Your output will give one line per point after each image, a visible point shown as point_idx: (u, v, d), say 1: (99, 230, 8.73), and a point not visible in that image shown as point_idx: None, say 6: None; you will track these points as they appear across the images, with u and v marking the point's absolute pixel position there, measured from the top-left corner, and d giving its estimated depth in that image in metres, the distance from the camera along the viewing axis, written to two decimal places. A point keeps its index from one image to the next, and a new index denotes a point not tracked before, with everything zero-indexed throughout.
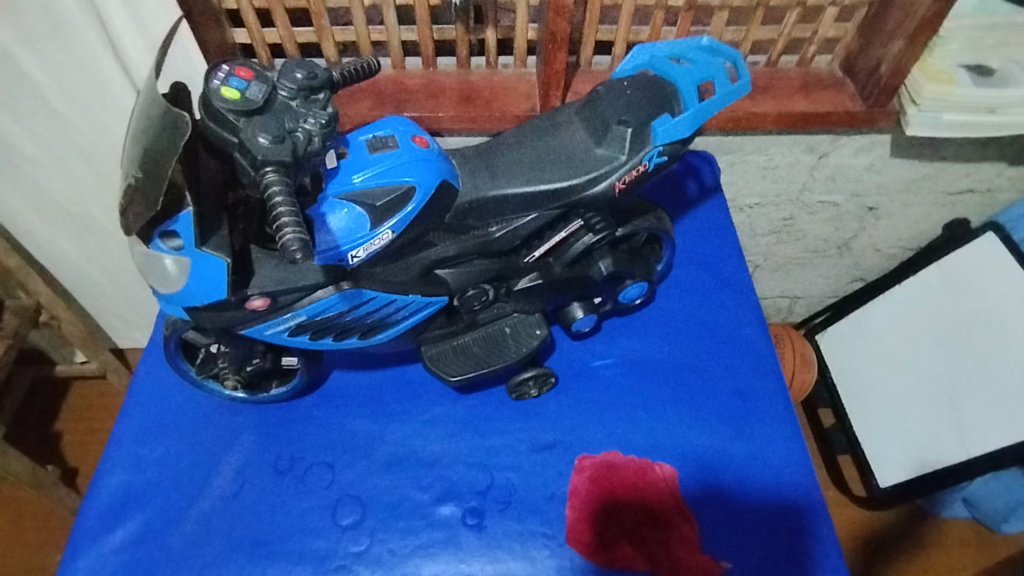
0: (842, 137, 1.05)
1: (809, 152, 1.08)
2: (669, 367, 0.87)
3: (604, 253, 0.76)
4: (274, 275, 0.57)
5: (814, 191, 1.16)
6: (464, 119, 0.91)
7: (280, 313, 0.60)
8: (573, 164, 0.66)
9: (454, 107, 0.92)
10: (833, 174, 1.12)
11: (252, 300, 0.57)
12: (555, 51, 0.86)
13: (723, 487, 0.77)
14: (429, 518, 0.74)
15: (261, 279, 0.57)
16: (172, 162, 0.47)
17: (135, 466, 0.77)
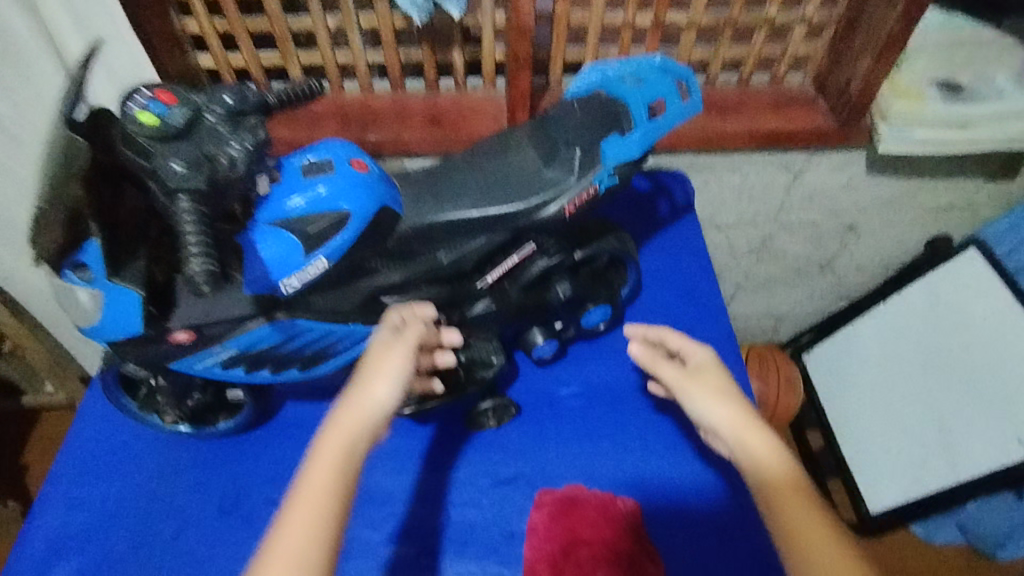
0: (818, 154, 1.02)
1: (784, 170, 1.05)
2: (637, 392, 0.83)
3: (562, 275, 0.73)
4: (199, 307, 0.55)
5: (791, 209, 1.14)
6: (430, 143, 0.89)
7: (210, 346, 0.57)
8: (522, 186, 0.64)
9: (420, 130, 0.90)
10: (810, 193, 1.10)
11: (176, 334, 0.54)
12: (519, 70, 0.84)
13: (693, 522, 0.73)
14: (379, 559, 0.71)
15: (185, 312, 0.54)
16: (67, 184, 0.47)
17: (74, 507, 0.73)
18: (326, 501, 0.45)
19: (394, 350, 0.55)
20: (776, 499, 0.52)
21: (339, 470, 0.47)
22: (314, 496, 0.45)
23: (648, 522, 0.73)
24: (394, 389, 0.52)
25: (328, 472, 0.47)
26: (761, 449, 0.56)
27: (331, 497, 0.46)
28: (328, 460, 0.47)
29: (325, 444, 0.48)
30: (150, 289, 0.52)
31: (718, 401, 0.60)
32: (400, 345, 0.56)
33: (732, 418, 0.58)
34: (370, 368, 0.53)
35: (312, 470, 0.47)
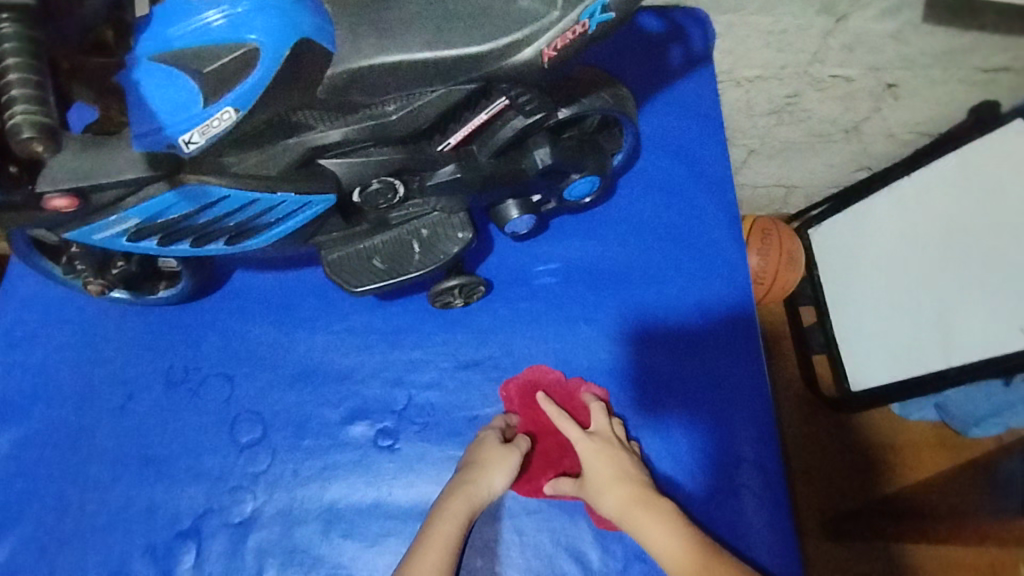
0: None
1: (823, 14, 0.78)
2: (619, 272, 0.76)
3: (541, 140, 0.62)
4: (75, 165, 0.45)
5: (826, 61, 0.87)
6: None
7: (104, 214, 0.48)
8: (490, 20, 0.49)
9: None
10: (851, 42, 0.82)
11: (52, 199, 0.45)
12: None
13: (669, 413, 0.71)
14: (336, 438, 0.68)
15: (55, 172, 0.44)
16: None
17: (8, 374, 0.69)
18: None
19: (504, 457, 0.64)
20: (652, 538, 0.60)
21: (447, 545, 0.60)
22: (433, 551, 0.60)
23: (618, 411, 0.70)
24: (505, 472, 0.64)
25: (447, 544, 0.60)
26: (658, 530, 0.60)
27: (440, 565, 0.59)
28: (462, 497, 0.62)
29: (449, 507, 0.62)
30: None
31: (619, 493, 0.63)
32: (508, 460, 0.64)
33: (626, 501, 0.62)
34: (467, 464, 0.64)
35: (438, 528, 0.61)
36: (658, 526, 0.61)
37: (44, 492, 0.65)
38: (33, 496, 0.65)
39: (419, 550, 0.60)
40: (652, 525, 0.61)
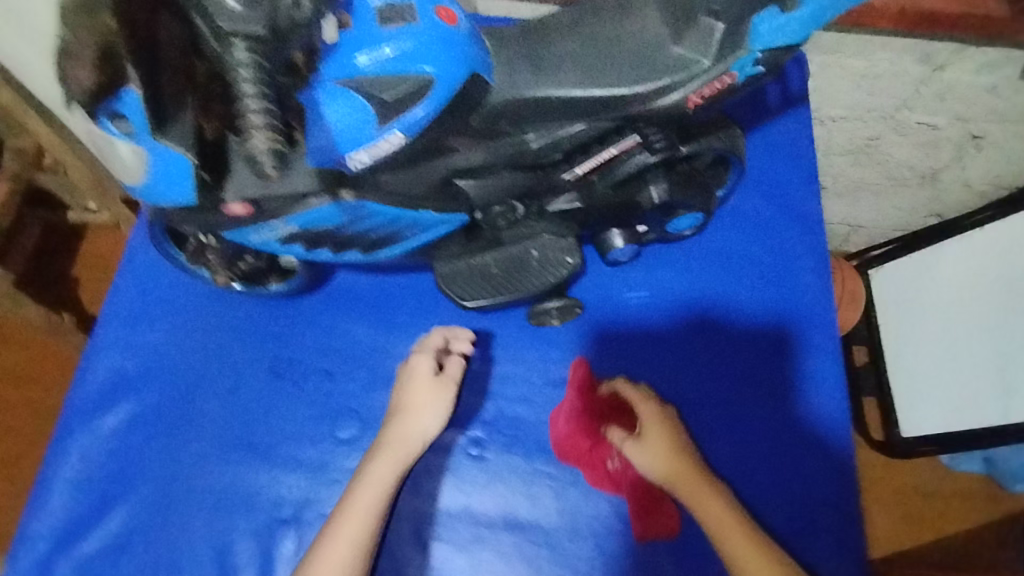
0: (969, 47, 0.82)
1: (920, 62, 0.86)
2: (706, 307, 0.77)
3: (658, 176, 0.63)
4: (257, 177, 0.48)
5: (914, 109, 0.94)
6: None
7: (268, 220, 0.51)
8: (641, 63, 0.51)
9: None
10: (943, 91, 0.89)
11: (231, 205, 0.48)
12: None
13: (753, 450, 0.72)
14: (429, 442, 0.71)
15: (239, 181, 0.47)
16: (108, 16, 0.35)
17: (126, 352, 0.73)
18: (363, 531, 0.62)
19: (426, 392, 0.67)
20: (711, 515, 0.63)
21: (379, 493, 0.63)
22: (362, 502, 0.63)
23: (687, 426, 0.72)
24: (428, 415, 0.67)
25: (376, 492, 0.63)
26: (713, 505, 0.63)
27: (370, 517, 0.62)
28: (388, 446, 0.66)
29: (384, 459, 0.65)
30: (199, 154, 0.44)
31: (676, 464, 0.65)
32: (426, 395, 0.67)
33: (675, 472, 0.65)
34: (397, 400, 0.67)
35: (369, 473, 0.64)
36: (719, 503, 0.63)
37: (154, 467, 0.69)
38: (145, 469, 0.69)
39: (349, 499, 0.63)
40: (712, 498, 0.63)
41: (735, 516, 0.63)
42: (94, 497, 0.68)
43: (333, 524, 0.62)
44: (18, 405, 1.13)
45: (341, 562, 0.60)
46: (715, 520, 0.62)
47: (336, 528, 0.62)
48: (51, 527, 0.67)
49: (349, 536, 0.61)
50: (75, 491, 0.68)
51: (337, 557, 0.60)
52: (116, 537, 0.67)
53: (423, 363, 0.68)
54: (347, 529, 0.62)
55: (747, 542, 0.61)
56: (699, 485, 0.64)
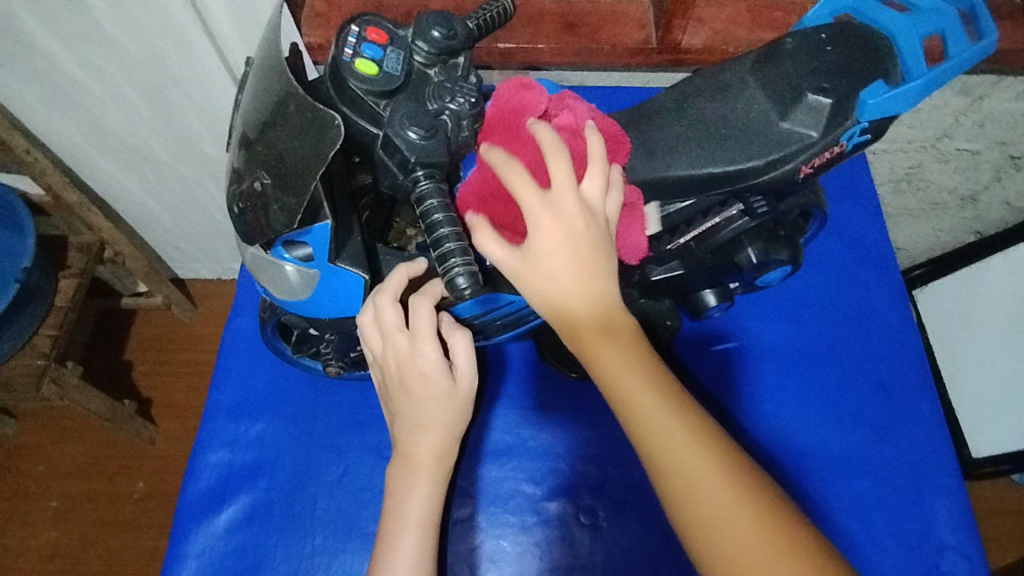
0: (1009, 77, 0.79)
1: (963, 95, 0.82)
2: (798, 354, 0.77)
3: (754, 237, 0.65)
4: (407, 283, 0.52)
5: (956, 137, 0.89)
6: (567, 54, 0.79)
7: None
8: (751, 139, 0.54)
9: (556, 37, 0.79)
10: (984, 119, 0.86)
11: None
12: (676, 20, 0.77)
13: (866, 495, 0.70)
14: (541, 514, 0.70)
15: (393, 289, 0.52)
16: (315, 176, 0.38)
17: (233, 445, 0.74)
18: (422, 554, 0.53)
19: (458, 395, 0.53)
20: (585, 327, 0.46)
21: (430, 510, 0.55)
22: (415, 531, 0.53)
23: None
24: (455, 406, 0.53)
25: (422, 511, 0.54)
26: (613, 357, 0.45)
27: (425, 537, 0.54)
28: (422, 460, 0.54)
29: (419, 478, 0.54)
30: (368, 267, 0.48)
31: (583, 305, 0.46)
32: (454, 399, 0.53)
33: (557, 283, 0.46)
34: (416, 397, 0.52)
35: (412, 498, 0.54)
36: (617, 352, 0.45)
37: (274, 561, 0.68)
38: (262, 564, 0.68)
39: (390, 534, 0.54)
40: (606, 346, 0.45)
41: (615, 331, 0.46)
42: None
43: (382, 561, 0.53)
44: (96, 496, 1.15)
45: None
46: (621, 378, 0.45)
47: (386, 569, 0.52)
48: None
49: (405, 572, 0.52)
50: None
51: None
52: None
53: (392, 314, 0.49)
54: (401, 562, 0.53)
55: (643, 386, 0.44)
56: (591, 268, 0.45)
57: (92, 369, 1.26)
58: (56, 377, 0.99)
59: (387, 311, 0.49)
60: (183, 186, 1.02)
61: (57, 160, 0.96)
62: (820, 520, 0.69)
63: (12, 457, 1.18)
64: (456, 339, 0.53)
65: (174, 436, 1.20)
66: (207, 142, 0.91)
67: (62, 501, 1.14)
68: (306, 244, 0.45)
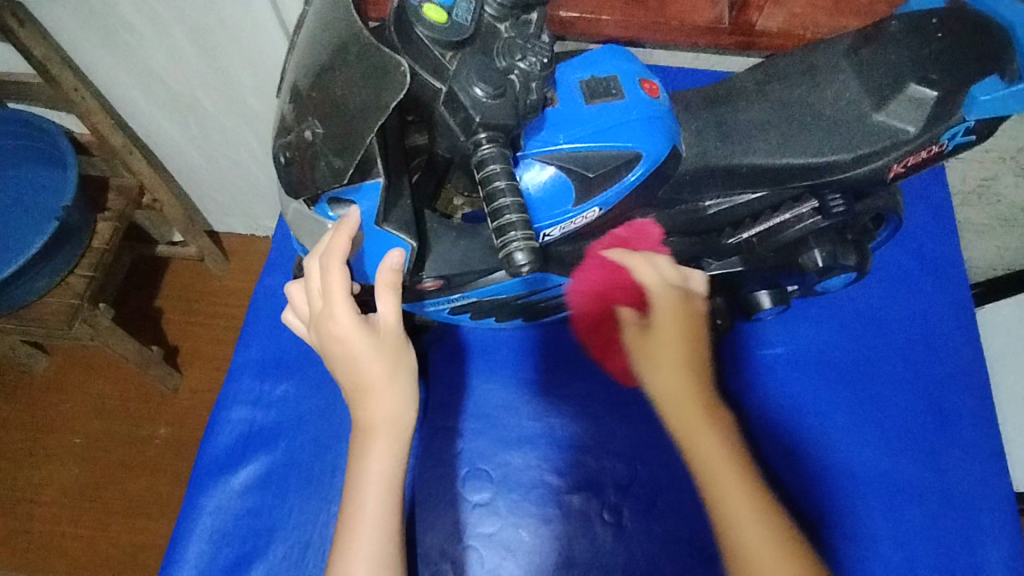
0: None
1: None
2: (852, 368, 0.72)
3: (823, 239, 0.60)
4: (450, 256, 0.49)
5: None
6: (631, 27, 0.74)
7: (451, 292, 0.53)
8: (838, 132, 0.49)
9: (621, 7, 0.74)
10: None
11: (425, 283, 0.50)
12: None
13: (908, 524, 0.65)
14: (563, 507, 0.67)
15: (436, 261, 0.49)
16: (371, 131, 0.35)
17: (257, 403, 0.73)
18: (387, 520, 0.47)
19: (385, 350, 0.47)
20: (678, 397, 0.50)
21: (393, 471, 0.48)
22: (374, 493, 0.47)
23: None
24: (392, 361, 0.47)
25: (384, 470, 0.47)
26: (710, 444, 0.47)
27: (388, 499, 0.47)
28: (373, 423, 0.47)
29: (376, 440, 0.47)
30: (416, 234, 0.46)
31: (680, 382, 0.50)
32: (384, 353, 0.47)
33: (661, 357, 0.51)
34: (346, 361, 0.47)
35: (369, 458, 0.47)
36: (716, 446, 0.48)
37: (289, 525, 0.67)
38: (277, 526, 0.67)
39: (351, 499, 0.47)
40: (704, 430, 0.48)
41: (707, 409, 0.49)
42: (233, 555, 0.66)
43: (343, 538, 0.47)
44: (118, 437, 1.16)
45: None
46: (716, 472, 0.46)
47: (347, 544, 0.46)
48: None
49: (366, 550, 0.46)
50: (211, 549, 0.66)
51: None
52: None
53: (334, 279, 0.44)
54: (364, 534, 0.46)
55: (756, 504, 0.46)
56: (691, 330, 0.52)
57: (121, 314, 1.26)
58: (88, 318, 0.99)
59: (330, 275, 0.44)
60: (224, 137, 1.00)
61: (105, 102, 0.95)
62: (856, 546, 0.65)
63: (43, 391, 1.20)
64: (383, 297, 0.45)
65: (196, 388, 1.20)
66: (251, 94, 0.89)
67: (86, 439, 1.16)
68: (354, 204, 0.43)
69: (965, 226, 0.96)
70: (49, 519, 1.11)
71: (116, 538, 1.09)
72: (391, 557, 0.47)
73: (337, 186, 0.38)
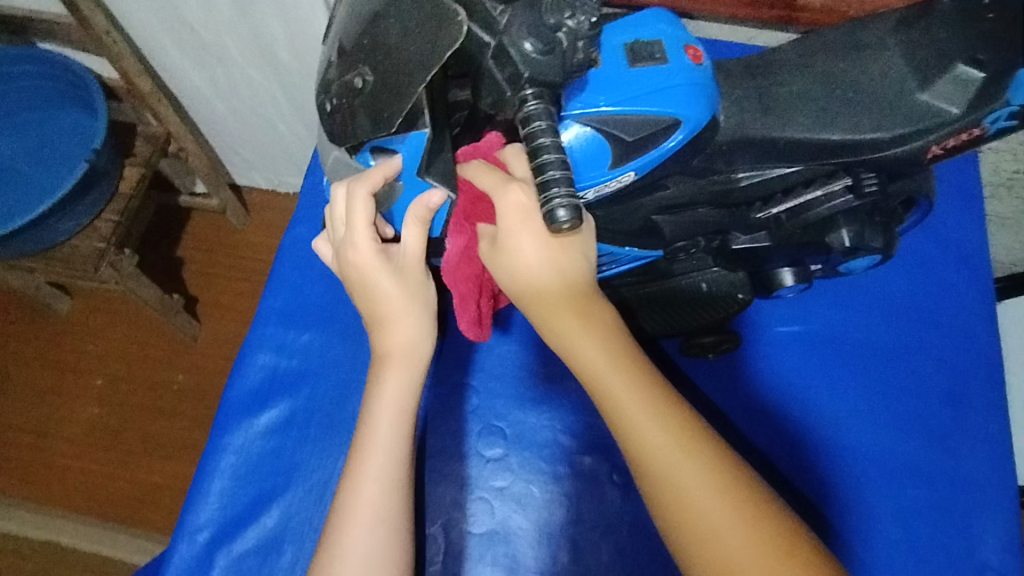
0: None
1: None
2: (867, 350, 0.73)
3: (852, 219, 0.59)
4: None
5: None
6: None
7: None
8: (879, 110, 0.49)
9: None
10: None
11: None
12: None
13: (912, 503, 0.66)
14: (572, 467, 0.69)
15: None
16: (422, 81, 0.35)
17: (280, 350, 0.75)
18: (397, 444, 0.51)
19: (408, 283, 0.51)
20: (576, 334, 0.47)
21: (406, 396, 0.52)
22: (387, 419, 0.51)
23: (745, 429, 0.70)
24: (411, 291, 0.51)
25: (398, 396, 0.51)
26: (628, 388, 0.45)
27: (399, 426, 0.51)
28: (390, 349, 0.51)
29: (391, 366, 0.51)
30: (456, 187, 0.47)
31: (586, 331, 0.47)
32: (406, 285, 0.51)
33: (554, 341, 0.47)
34: (367, 288, 0.50)
35: (385, 385, 0.51)
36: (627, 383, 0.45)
37: (308, 467, 0.70)
38: (297, 468, 0.70)
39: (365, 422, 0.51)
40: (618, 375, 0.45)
41: (655, 406, 0.44)
42: (252, 492, 0.69)
43: (355, 459, 0.51)
44: (138, 380, 1.19)
45: (376, 504, 0.50)
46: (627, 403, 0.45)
47: (359, 465, 0.50)
48: (210, 518, 0.68)
49: (373, 471, 0.50)
50: (232, 486, 0.69)
51: (377, 505, 0.50)
52: (272, 534, 0.67)
53: (362, 211, 0.47)
54: (373, 453, 0.51)
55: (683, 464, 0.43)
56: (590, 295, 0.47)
57: (144, 260, 1.28)
58: (114, 262, 1.01)
59: (359, 206, 0.47)
60: (251, 90, 1.00)
61: (135, 47, 0.95)
62: (856, 521, 0.66)
63: (68, 331, 1.23)
64: (411, 228, 0.48)
65: (214, 337, 1.22)
66: (281, 47, 0.88)
67: (107, 380, 1.19)
68: (397, 152, 0.44)
69: (993, 218, 0.95)
70: (71, 454, 1.15)
71: (134, 476, 1.13)
72: (398, 483, 0.51)
73: (382, 135, 0.39)
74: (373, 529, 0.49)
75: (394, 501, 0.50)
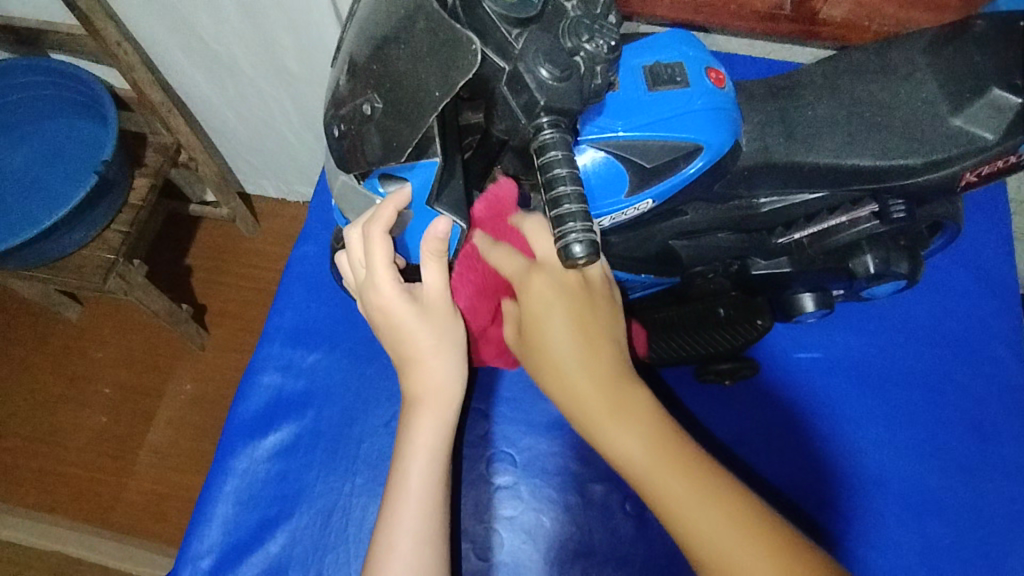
0: None
1: None
2: (892, 377, 0.70)
3: (877, 245, 0.57)
4: None
5: None
6: (688, 8, 0.74)
7: None
8: (910, 135, 0.47)
9: None
10: None
11: None
12: None
13: (939, 538, 0.63)
14: (585, 496, 0.67)
15: None
16: (433, 114, 0.34)
17: (287, 371, 0.73)
18: (430, 488, 0.51)
19: (434, 321, 0.51)
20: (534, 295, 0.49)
21: (440, 439, 0.52)
22: (422, 463, 0.51)
23: (765, 459, 0.67)
24: (438, 332, 0.51)
25: (431, 440, 0.52)
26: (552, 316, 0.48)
27: (433, 471, 0.52)
28: (423, 389, 0.52)
29: (424, 407, 0.52)
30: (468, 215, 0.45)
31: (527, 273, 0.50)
32: (432, 322, 0.50)
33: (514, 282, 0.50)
34: (393, 325, 0.51)
35: (419, 426, 0.52)
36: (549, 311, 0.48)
37: (314, 491, 0.68)
38: (302, 493, 0.68)
39: (400, 465, 0.52)
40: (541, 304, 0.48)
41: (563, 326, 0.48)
42: (258, 517, 0.67)
43: (397, 492, 0.52)
44: (146, 390, 1.18)
45: (417, 533, 0.50)
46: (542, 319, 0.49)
47: (394, 511, 0.51)
48: (215, 543, 0.66)
49: (409, 518, 0.51)
50: (236, 510, 0.68)
51: (418, 536, 0.50)
52: (276, 560, 0.65)
53: (380, 249, 0.46)
54: (410, 498, 0.51)
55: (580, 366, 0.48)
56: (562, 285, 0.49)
57: (153, 269, 1.28)
58: (122, 272, 1.00)
59: (376, 243, 0.45)
60: (261, 101, 0.99)
61: (146, 57, 0.94)
62: (882, 559, 0.63)
63: (77, 339, 1.23)
64: (431, 264, 0.47)
65: (221, 347, 1.21)
66: (291, 59, 0.87)
67: (114, 389, 1.19)
68: (407, 181, 0.43)
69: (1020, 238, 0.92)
70: (77, 463, 1.14)
71: (139, 487, 1.12)
72: (432, 531, 0.51)
73: (390, 162, 0.38)
74: (416, 561, 0.50)
75: (429, 550, 0.50)
